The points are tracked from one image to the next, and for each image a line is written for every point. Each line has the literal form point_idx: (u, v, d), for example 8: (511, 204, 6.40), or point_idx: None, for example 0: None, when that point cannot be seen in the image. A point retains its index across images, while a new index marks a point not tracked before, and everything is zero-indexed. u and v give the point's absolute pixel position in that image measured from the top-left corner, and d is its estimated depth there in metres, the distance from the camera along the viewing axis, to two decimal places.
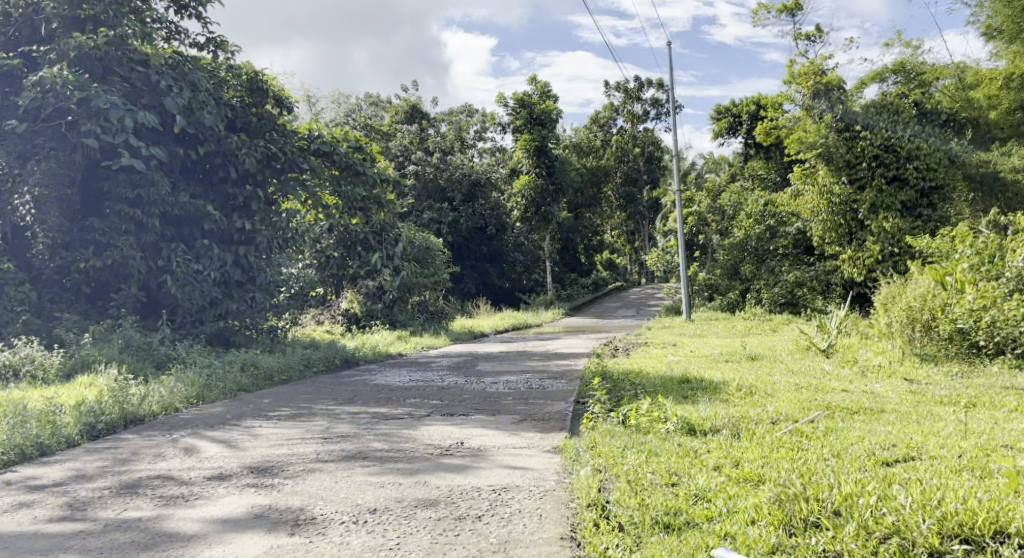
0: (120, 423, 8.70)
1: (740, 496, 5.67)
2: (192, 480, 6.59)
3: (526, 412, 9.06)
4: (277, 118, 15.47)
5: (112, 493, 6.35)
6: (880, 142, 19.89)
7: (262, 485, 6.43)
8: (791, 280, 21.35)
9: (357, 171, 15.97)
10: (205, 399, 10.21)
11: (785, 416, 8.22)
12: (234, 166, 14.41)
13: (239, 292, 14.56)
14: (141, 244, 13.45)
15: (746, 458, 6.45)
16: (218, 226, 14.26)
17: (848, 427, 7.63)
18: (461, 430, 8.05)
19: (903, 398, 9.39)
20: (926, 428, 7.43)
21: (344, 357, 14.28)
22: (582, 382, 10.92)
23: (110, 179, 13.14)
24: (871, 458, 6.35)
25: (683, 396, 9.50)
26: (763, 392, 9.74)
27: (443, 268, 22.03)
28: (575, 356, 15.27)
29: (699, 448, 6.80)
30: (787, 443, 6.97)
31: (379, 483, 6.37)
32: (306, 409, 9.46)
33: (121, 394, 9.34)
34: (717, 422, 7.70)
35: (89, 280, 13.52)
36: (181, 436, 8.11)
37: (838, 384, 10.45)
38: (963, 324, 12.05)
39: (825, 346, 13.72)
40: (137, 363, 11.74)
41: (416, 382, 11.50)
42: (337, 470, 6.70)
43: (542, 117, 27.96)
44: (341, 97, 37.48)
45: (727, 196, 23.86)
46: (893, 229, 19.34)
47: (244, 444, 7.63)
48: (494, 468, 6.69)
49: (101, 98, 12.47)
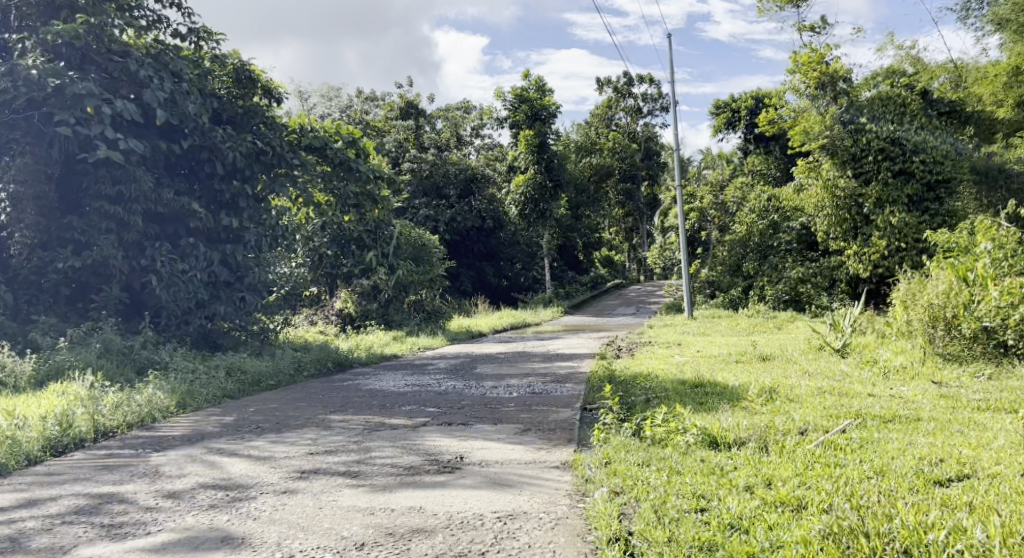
0: (91, 436, 7.97)
1: (782, 527, 5.04)
2: (157, 505, 5.84)
3: (530, 420, 8.37)
4: (267, 111, 14.66)
5: (65, 522, 5.62)
6: (886, 134, 19.30)
7: (235, 511, 5.70)
8: (795, 276, 20.60)
9: (351, 167, 15.17)
10: (186, 407, 9.51)
11: (814, 425, 7.51)
12: (221, 162, 13.65)
13: (227, 292, 13.86)
14: (122, 244, 12.71)
15: (779, 477, 5.78)
16: (204, 224, 13.48)
17: (885, 438, 6.95)
18: (462, 443, 7.34)
19: (937, 403, 8.69)
20: (971, 439, 6.78)
21: (336, 360, 13.53)
22: (590, 385, 10.23)
23: (89, 175, 12.41)
24: (920, 477, 5.70)
25: (699, 402, 8.81)
26: (786, 397, 9.05)
27: (439, 266, 21.37)
28: (576, 357, 14.57)
29: (724, 465, 6.10)
30: (822, 458, 6.28)
31: (368, 510, 5.66)
32: (294, 419, 8.76)
33: (93, 404, 8.63)
34: (743, 434, 6.98)
35: (68, 281, 12.73)
36: (156, 451, 7.41)
37: (862, 388, 9.75)
38: (989, 323, 11.36)
39: (840, 346, 13.04)
40: (115, 369, 10.99)
41: (412, 387, 10.79)
42: (323, 493, 5.97)
43: (541, 112, 27.15)
44: (333, 93, 36.81)
45: (731, 191, 22.93)
46: (901, 224, 18.68)
47: (221, 461, 6.90)
48: (498, 490, 5.99)
49: (77, 85, 11.70)
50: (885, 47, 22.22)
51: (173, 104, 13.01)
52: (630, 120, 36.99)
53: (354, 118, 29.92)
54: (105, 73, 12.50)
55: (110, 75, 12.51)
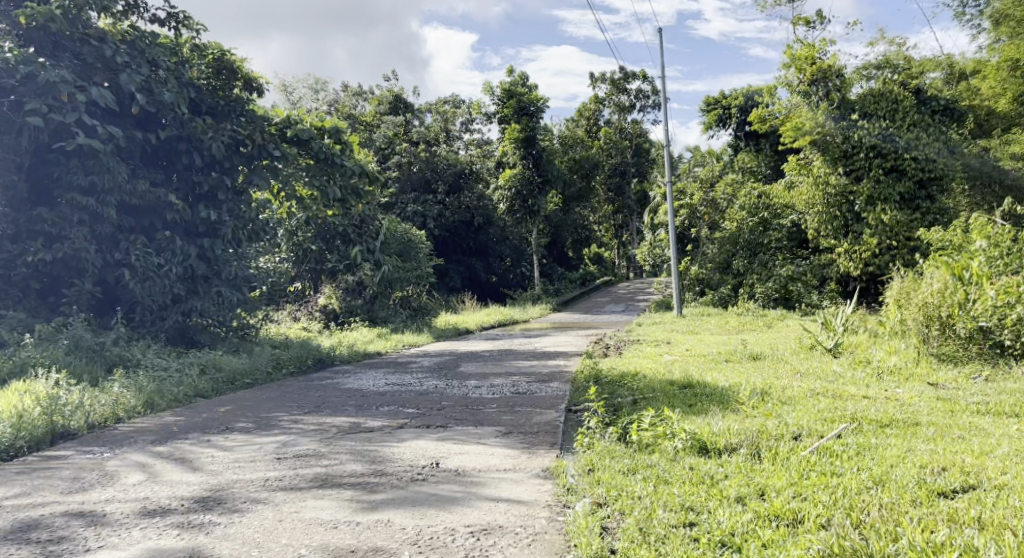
0: (47, 439, 7.57)
1: (777, 546, 4.72)
2: (104, 518, 5.45)
3: (512, 423, 7.99)
4: (247, 103, 14.10)
5: (3, 537, 5.23)
6: (877, 132, 18.94)
7: (187, 525, 5.31)
8: (785, 274, 20.15)
9: (335, 162, 14.67)
10: (154, 406, 9.10)
11: (808, 429, 7.16)
12: (198, 153, 13.18)
13: (204, 287, 13.38)
14: (95, 237, 12.26)
15: (773, 487, 5.45)
16: (181, 217, 13.00)
17: (883, 444, 6.61)
18: (439, 448, 6.96)
19: (933, 407, 8.33)
20: (974, 445, 6.44)
21: (316, 357, 13.14)
22: (576, 386, 9.84)
23: (60, 165, 11.92)
24: (923, 488, 5.36)
25: (689, 404, 8.44)
26: (778, 399, 8.68)
27: (426, 263, 20.93)
28: (563, 356, 14.20)
29: (714, 473, 5.74)
30: (817, 466, 5.94)
31: (331, 524, 5.29)
32: (267, 420, 8.37)
33: (53, 403, 8.22)
34: (734, 440, 6.63)
35: (38, 275, 12.21)
36: (117, 454, 7.03)
37: (856, 391, 9.37)
38: (985, 323, 11.00)
39: (832, 345, 12.71)
40: (83, 367, 10.55)
41: (392, 387, 10.34)
42: (284, 503, 5.60)
43: (530, 107, 26.75)
44: (320, 85, 36.22)
45: (721, 188, 22.55)
46: (892, 221, 18.39)
47: (184, 466, 6.52)
48: (472, 501, 5.62)
49: (48, 72, 11.26)
50: (878, 42, 21.84)
51: (149, 92, 12.58)
52: (620, 116, 36.63)
53: (340, 112, 29.39)
54: (78, 60, 12.04)
55: (83, 62, 12.04)
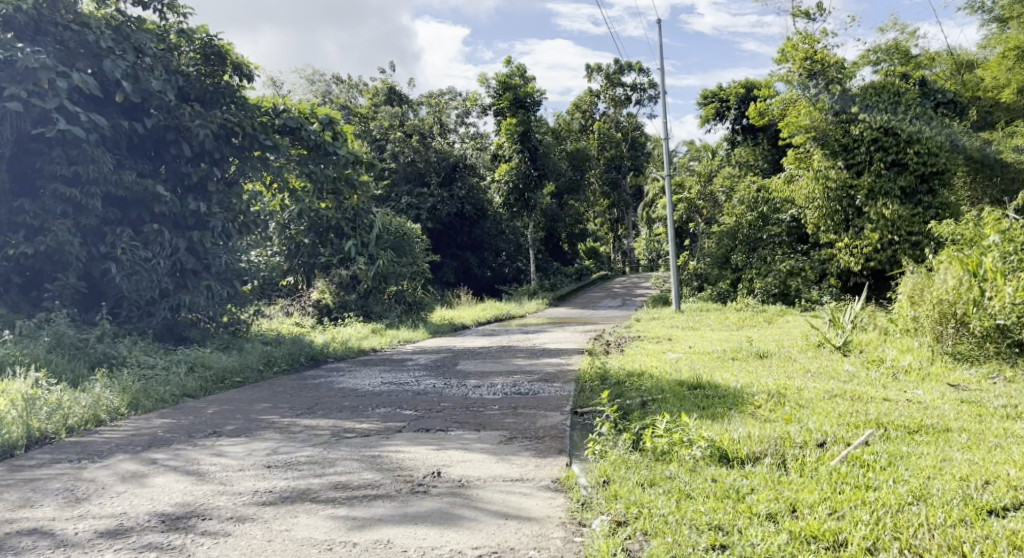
0: (22, 444, 7.13)
1: None
2: (75, 538, 5.03)
3: (515, 427, 7.52)
4: (238, 90, 13.57)
5: None
6: (879, 124, 18.41)
7: (166, 548, 4.90)
8: (784, 269, 19.70)
9: (328, 151, 14.10)
10: (138, 407, 8.66)
11: (833, 436, 6.70)
12: (187, 143, 12.62)
13: (194, 281, 12.83)
14: (80, 230, 11.74)
15: (806, 502, 5.06)
16: (170, 209, 12.42)
17: (916, 453, 6.15)
18: (438, 455, 6.50)
19: (958, 411, 7.86)
20: (1013, 455, 6.00)
21: (309, 355, 12.67)
22: (582, 387, 9.37)
23: (43, 155, 11.44)
24: (970, 506, 4.98)
25: (702, 408, 7.97)
26: (795, 401, 8.23)
27: (421, 257, 20.46)
28: (562, 353, 13.78)
29: (740, 486, 5.32)
30: (849, 478, 5.51)
31: (325, 545, 4.89)
32: (256, 423, 7.92)
33: (30, 405, 7.75)
34: (757, 448, 6.19)
35: (20, 269, 11.77)
36: (97, 461, 6.59)
37: (875, 392, 8.96)
38: (1003, 320, 10.53)
39: (841, 343, 12.27)
40: (64, 365, 10.06)
41: (389, 387, 9.87)
42: (274, 521, 5.16)
43: (525, 99, 26.29)
44: (313, 76, 35.56)
45: (718, 182, 22.14)
46: (895, 216, 17.92)
47: (167, 475, 6.08)
48: (480, 517, 5.19)
49: (28, 57, 10.72)
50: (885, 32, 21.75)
51: (135, 80, 12.05)
52: (615, 110, 36.25)
53: (334, 103, 28.84)
54: (60, 44, 11.47)
55: (66, 48, 11.50)
